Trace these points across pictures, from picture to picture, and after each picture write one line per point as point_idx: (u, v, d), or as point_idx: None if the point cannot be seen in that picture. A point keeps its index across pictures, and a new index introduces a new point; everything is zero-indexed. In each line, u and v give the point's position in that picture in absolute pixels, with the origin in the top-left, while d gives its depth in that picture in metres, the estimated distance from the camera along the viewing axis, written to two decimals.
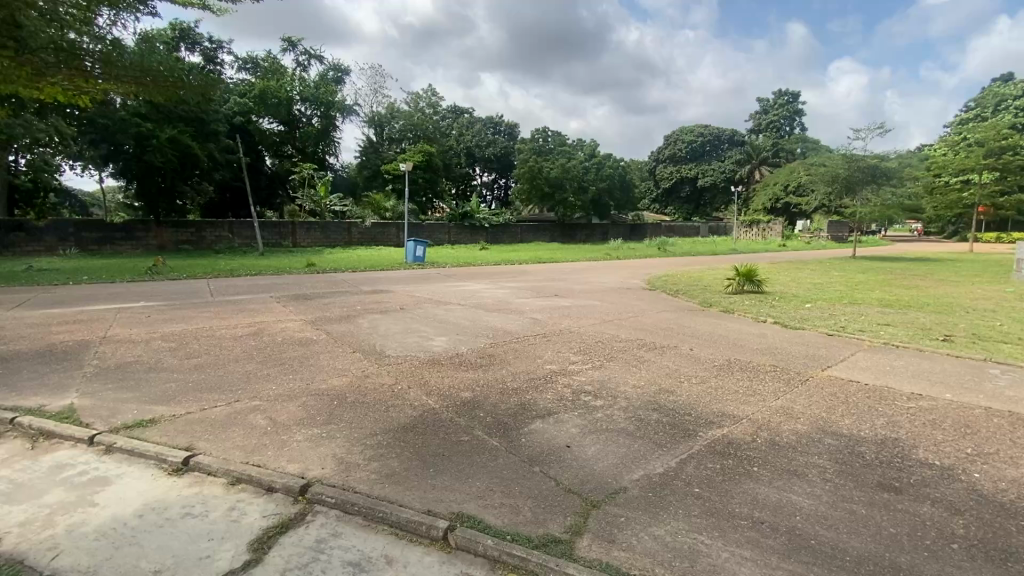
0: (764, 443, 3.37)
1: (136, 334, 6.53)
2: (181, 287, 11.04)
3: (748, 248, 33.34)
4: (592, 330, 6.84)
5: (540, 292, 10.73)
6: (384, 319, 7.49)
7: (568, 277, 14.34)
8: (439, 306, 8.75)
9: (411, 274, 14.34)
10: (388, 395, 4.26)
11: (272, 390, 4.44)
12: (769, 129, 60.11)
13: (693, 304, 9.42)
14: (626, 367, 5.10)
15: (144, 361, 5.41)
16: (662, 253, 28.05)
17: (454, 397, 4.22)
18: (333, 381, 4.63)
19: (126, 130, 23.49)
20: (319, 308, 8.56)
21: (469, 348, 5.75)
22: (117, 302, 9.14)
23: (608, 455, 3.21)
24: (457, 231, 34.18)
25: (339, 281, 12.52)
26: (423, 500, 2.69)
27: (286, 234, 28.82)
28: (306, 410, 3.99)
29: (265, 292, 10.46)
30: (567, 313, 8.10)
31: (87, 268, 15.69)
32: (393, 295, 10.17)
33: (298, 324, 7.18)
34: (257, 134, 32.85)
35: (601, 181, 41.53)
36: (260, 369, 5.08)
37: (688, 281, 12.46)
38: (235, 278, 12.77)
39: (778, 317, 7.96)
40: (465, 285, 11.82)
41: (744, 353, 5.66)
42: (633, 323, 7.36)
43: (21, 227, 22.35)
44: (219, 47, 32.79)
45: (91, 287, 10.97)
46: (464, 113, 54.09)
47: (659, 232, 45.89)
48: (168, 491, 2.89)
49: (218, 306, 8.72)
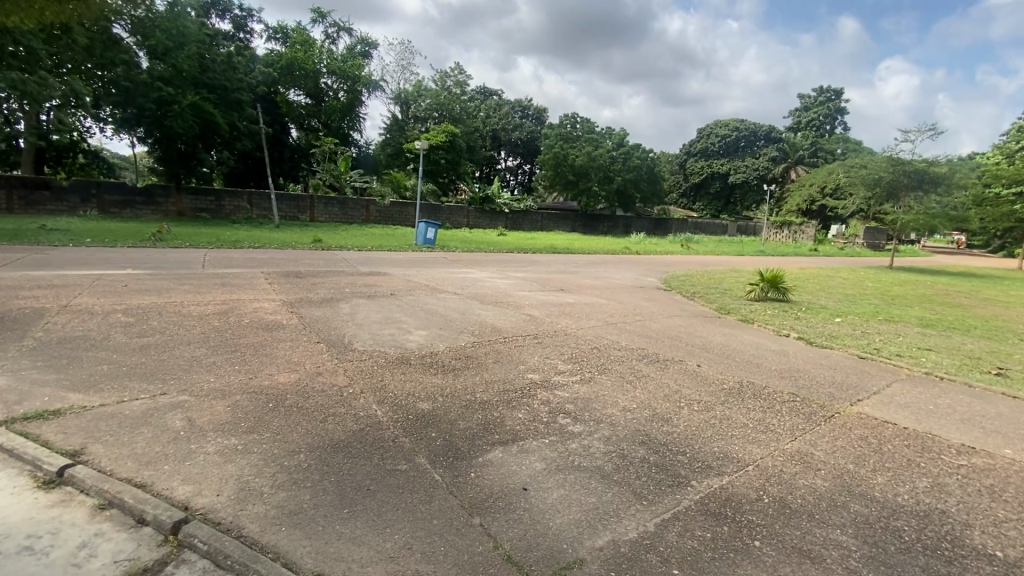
0: (772, 505, 2.66)
1: (100, 305, 6.09)
2: (176, 256, 10.68)
3: (777, 250, 31.97)
4: (590, 334, 6.13)
5: (546, 286, 10.05)
6: (368, 306, 6.95)
7: (581, 270, 13.62)
8: (433, 294, 8.14)
9: (416, 257, 13.82)
10: (333, 401, 3.67)
11: (209, 383, 3.91)
12: (808, 127, 57.65)
13: (708, 309, 8.65)
14: (618, 383, 4.41)
15: (91, 336, 4.95)
16: (686, 250, 27.04)
17: (408, 408, 3.60)
18: (278, 378, 4.07)
19: (148, 95, 23.41)
20: (305, 288, 8.03)
21: (445, 347, 5.13)
22: (105, 268, 8.78)
23: (570, 505, 2.56)
24: (476, 215, 33.53)
25: (339, 260, 12.03)
26: (317, 558, 2.11)
27: (304, 208, 28.59)
28: (234, 413, 3.44)
29: (259, 268, 10.02)
30: (568, 312, 7.41)
31: (96, 231, 15.54)
32: (389, 279, 9.60)
33: (274, 306, 6.65)
34: (283, 106, 32.86)
35: (628, 171, 40.31)
36: (207, 356, 4.55)
37: (708, 283, 11.63)
38: (234, 250, 12.40)
39: (802, 332, 7.14)
40: (468, 273, 11.18)
41: (760, 375, 4.89)
42: (638, 328, 6.64)
43: (47, 185, 22.64)
44: (249, 15, 32.55)
45: (87, 251, 10.69)
46: (493, 95, 53.13)
47: (684, 228, 44.55)
48: (22, 510, 2.35)
49: (202, 279, 8.27)
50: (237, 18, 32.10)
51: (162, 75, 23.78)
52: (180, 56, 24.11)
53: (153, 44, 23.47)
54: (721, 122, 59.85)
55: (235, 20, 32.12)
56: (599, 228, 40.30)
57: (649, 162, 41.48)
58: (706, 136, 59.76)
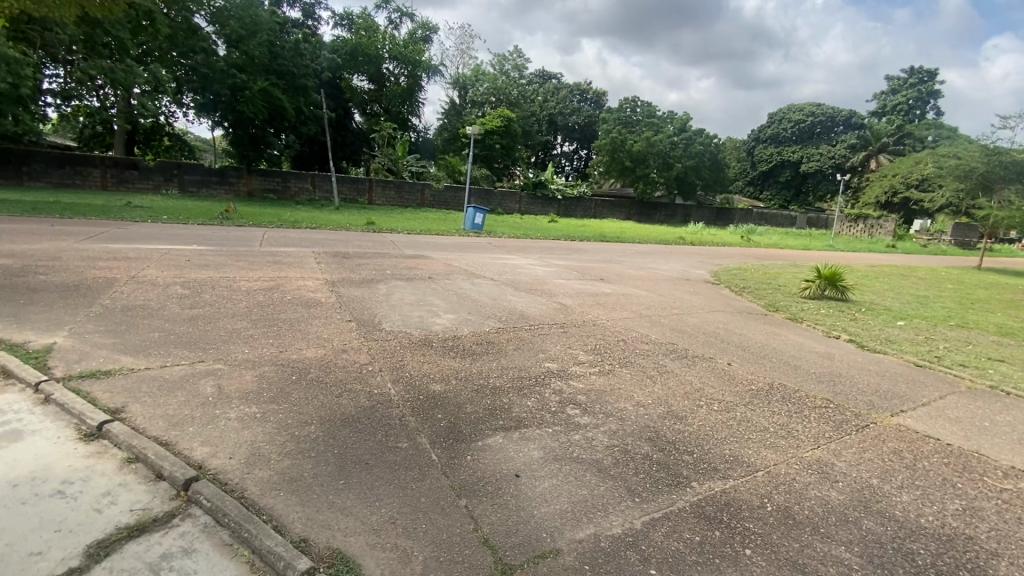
0: (775, 514, 2.53)
1: (161, 277, 6.64)
2: (237, 234, 11.41)
3: (849, 245, 29.76)
4: (620, 325, 6.00)
5: (585, 275, 9.91)
6: (404, 288, 7.14)
7: (627, 260, 13.30)
8: (468, 280, 8.25)
9: (462, 241, 14.01)
10: (350, 378, 3.82)
11: (243, 354, 4.19)
12: (895, 112, 52.86)
13: (754, 305, 8.23)
14: (638, 377, 4.31)
15: (149, 305, 5.43)
16: (746, 242, 25.73)
17: (419, 389, 3.69)
18: (306, 352, 4.28)
19: (223, 81, 24.92)
20: (348, 269, 8.38)
21: (470, 332, 5.19)
22: (173, 244, 9.54)
23: (559, 496, 2.55)
24: (528, 200, 33.44)
25: (386, 242, 12.41)
26: (306, 524, 2.23)
27: (362, 191, 29.59)
28: (260, 382, 3.68)
29: (310, 247, 10.52)
30: (602, 303, 7.28)
31: (173, 209, 16.87)
32: (430, 263, 9.82)
33: (316, 284, 6.98)
34: (347, 91, 34.01)
35: (689, 158, 38.72)
36: (245, 329, 4.85)
37: (760, 278, 11.04)
38: (291, 230, 13.08)
39: (855, 334, 6.66)
40: (509, 260, 11.21)
41: (796, 378, 4.61)
42: (673, 322, 6.42)
43: (136, 165, 24.77)
44: (318, 3, 33.71)
45: (161, 227, 11.65)
46: (552, 79, 52.43)
47: (748, 218, 42.34)
48: (62, 458, 2.64)
49: (256, 256, 8.80)
50: (307, 6, 33.34)
51: (236, 62, 25.26)
52: (251, 43, 25.45)
53: (228, 33, 24.94)
54: (795, 107, 56.13)
55: (305, 8, 33.38)
56: (656, 217, 39.06)
57: (712, 148, 39.62)
58: (776, 121, 56.31)
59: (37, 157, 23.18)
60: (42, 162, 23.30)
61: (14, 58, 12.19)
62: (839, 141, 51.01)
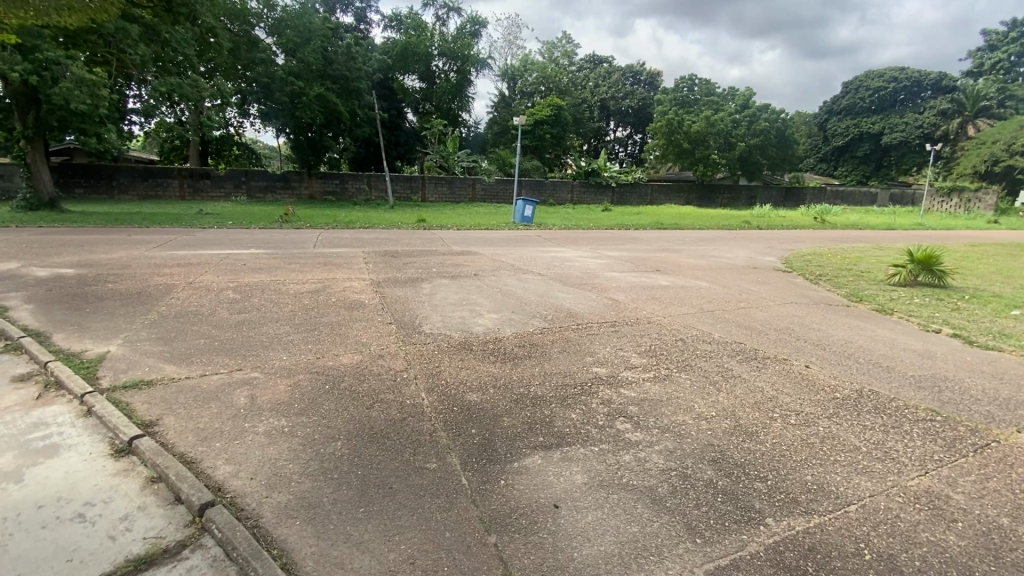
0: (876, 565, 2.04)
1: (217, 282, 6.83)
2: (293, 236, 11.71)
3: (942, 223, 26.83)
4: (678, 323, 5.47)
5: (640, 267, 9.33)
6: (448, 287, 6.95)
7: (687, 248, 12.52)
8: (516, 276, 7.95)
9: (511, 235, 13.76)
10: (384, 386, 3.62)
11: (282, 361, 4.11)
12: (993, 71, 47.18)
13: (834, 295, 7.39)
14: (699, 384, 3.83)
15: (200, 311, 5.53)
16: (820, 223, 23.76)
17: (455, 400, 3.43)
18: (342, 358, 4.13)
19: (283, 89, 25.96)
20: (395, 268, 8.31)
21: (513, 334, 4.88)
22: (233, 248, 9.90)
23: (606, 536, 2.18)
24: (581, 190, 32.66)
25: (434, 239, 12.34)
26: (318, 562, 2.02)
27: (416, 188, 30.02)
28: (293, 392, 3.55)
29: (361, 247, 10.61)
30: (657, 297, 6.75)
31: (238, 214, 17.73)
32: (478, 259, 9.62)
33: (362, 284, 6.93)
34: (399, 91, 34.58)
35: (754, 136, 36.32)
36: (287, 334, 4.80)
37: (838, 264, 10.00)
38: (344, 230, 13.30)
39: (960, 327, 5.75)
40: (559, 253, 10.82)
41: (891, 384, 3.94)
42: (738, 317, 5.81)
43: (209, 175, 26.40)
44: (368, 6, 34.44)
45: (224, 232, 12.18)
46: (603, 63, 50.97)
47: (821, 197, 39.33)
48: (91, 477, 2.59)
49: (308, 258, 8.94)
50: (359, 11, 34.17)
51: (293, 70, 26.21)
52: (306, 50, 26.34)
53: (285, 42, 26.02)
54: (874, 73, 51.38)
55: (357, 13, 34.22)
56: (717, 200, 37.05)
57: (779, 124, 37.00)
58: (852, 90, 51.82)
59: (125, 171, 25.26)
60: (129, 175, 25.35)
61: (95, 82, 13.68)
62: (927, 107, 46.19)
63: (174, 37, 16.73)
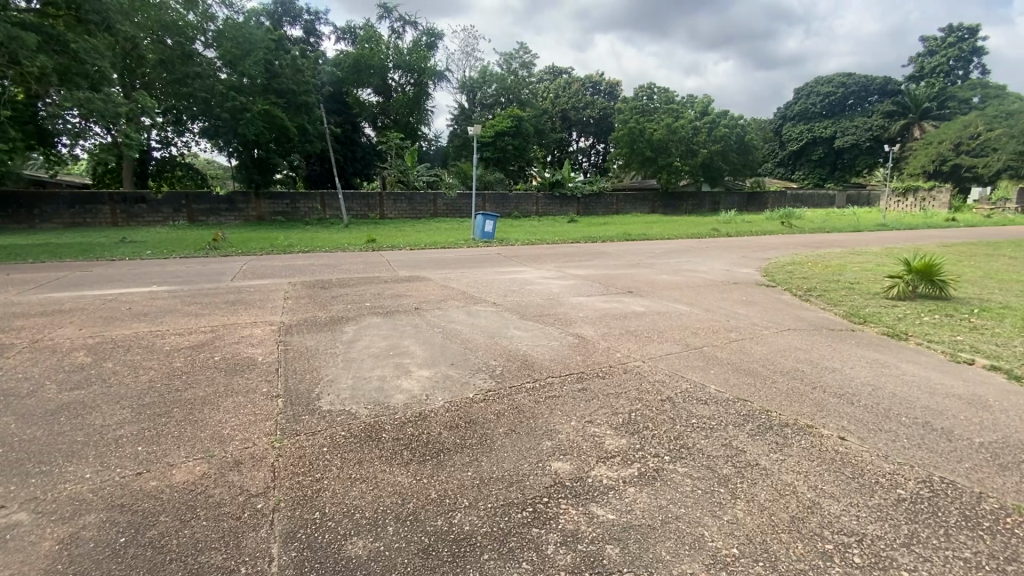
0: None
1: (74, 339, 5.28)
2: (212, 267, 10.08)
3: (904, 222, 26.93)
4: (661, 370, 4.27)
5: (609, 288, 8.18)
6: (377, 329, 5.60)
7: (659, 262, 11.53)
8: (464, 308, 6.66)
9: (469, 255, 12.50)
10: (216, 535, 2.24)
11: (76, 488, 2.66)
12: (934, 73, 49.04)
13: (832, 314, 6.42)
14: (705, 487, 2.59)
15: (18, 389, 4.00)
16: (787, 228, 23.38)
17: (324, 558, 2.10)
18: (172, 476, 2.72)
19: (223, 104, 24.08)
20: (320, 303, 6.90)
21: (444, 405, 3.56)
22: (129, 286, 8.26)
23: None
24: (546, 202, 31.75)
25: (380, 263, 10.93)
26: None
27: (374, 205, 28.45)
28: (59, 559, 2.15)
29: (289, 277, 9.12)
30: (632, 330, 5.55)
31: (166, 241, 15.89)
32: (425, 287, 8.30)
33: (266, 332, 5.51)
34: (354, 105, 33.14)
35: (714, 142, 36.21)
36: (118, 427, 3.34)
37: (823, 275, 9.17)
38: (278, 256, 11.73)
39: (995, 356, 4.76)
40: (520, 274, 9.62)
41: (968, 467, 2.80)
42: (734, 355, 4.70)
43: (144, 199, 24.23)
44: (318, 18, 33.04)
45: (134, 264, 10.47)
46: (562, 74, 50.78)
47: (783, 201, 39.74)
48: None
49: (216, 297, 7.42)
50: (308, 23, 32.76)
51: (234, 84, 24.41)
52: (247, 63, 24.69)
53: (224, 55, 24.31)
54: (823, 78, 52.72)
55: (306, 25, 32.81)
56: (682, 207, 36.74)
57: (738, 130, 37.11)
58: (804, 96, 53.08)
59: (48, 198, 22.95)
60: (52, 203, 23.02)
61: None
62: (874, 111, 47.65)
63: (82, 47, 14.87)
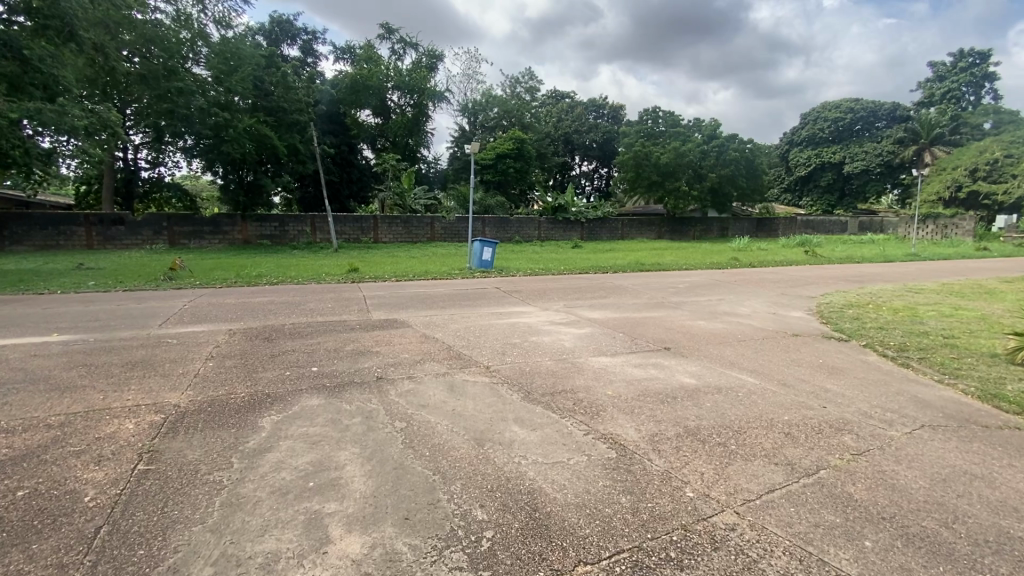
0: None
1: None
2: (149, 306, 8.23)
3: (931, 251, 25.06)
4: (780, 543, 2.37)
5: (638, 341, 6.37)
6: (308, 421, 3.75)
7: (689, 301, 9.69)
8: (444, 378, 4.79)
9: (465, 288, 10.76)
10: None
11: None
12: (945, 99, 47.83)
13: (963, 396, 4.52)
14: None
15: None
16: (811, 256, 21.58)
17: None
18: None
19: (205, 120, 22.47)
20: (251, 368, 5.06)
21: None
22: (24, 334, 6.42)
23: None
24: (548, 226, 30.15)
25: (353, 300, 9.13)
26: None
27: (367, 229, 26.85)
28: None
29: (234, 321, 7.28)
30: (691, 426, 3.70)
31: (126, 268, 14.15)
32: (400, 338, 6.45)
33: (140, 428, 3.63)
34: (352, 126, 31.87)
35: (724, 166, 34.73)
36: None
37: (902, 324, 7.32)
38: (239, 290, 9.95)
39: None
40: (523, 318, 7.80)
41: None
42: (879, 494, 2.83)
43: (122, 221, 22.62)
44: (316, 38, 31.83)
45: (60, 300, 8.68)
46: (565, 97, 49.71)
47: (794, 227, 38.36)
48: None
49: (122, 354, 5.59)
50: (305, 43, 31.54)
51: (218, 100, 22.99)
52: (234, 79, 23.24)
53: (210, 70, 22.92)
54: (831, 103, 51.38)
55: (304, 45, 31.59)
56: (690, 233, 35.24)
57: (748, 154, 35.50)
58: (811, 121, 51.84)
59: (21, 219, 21.35)
60: (25, 223, 21.43)
61: None
62: (884, 136, 46.48)
63: (38, 55, 13.46)
